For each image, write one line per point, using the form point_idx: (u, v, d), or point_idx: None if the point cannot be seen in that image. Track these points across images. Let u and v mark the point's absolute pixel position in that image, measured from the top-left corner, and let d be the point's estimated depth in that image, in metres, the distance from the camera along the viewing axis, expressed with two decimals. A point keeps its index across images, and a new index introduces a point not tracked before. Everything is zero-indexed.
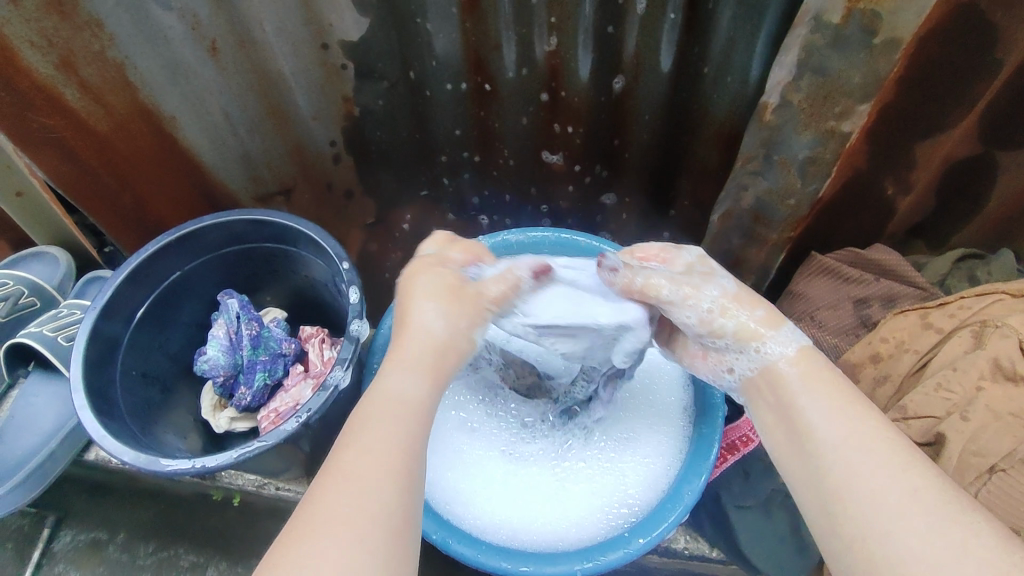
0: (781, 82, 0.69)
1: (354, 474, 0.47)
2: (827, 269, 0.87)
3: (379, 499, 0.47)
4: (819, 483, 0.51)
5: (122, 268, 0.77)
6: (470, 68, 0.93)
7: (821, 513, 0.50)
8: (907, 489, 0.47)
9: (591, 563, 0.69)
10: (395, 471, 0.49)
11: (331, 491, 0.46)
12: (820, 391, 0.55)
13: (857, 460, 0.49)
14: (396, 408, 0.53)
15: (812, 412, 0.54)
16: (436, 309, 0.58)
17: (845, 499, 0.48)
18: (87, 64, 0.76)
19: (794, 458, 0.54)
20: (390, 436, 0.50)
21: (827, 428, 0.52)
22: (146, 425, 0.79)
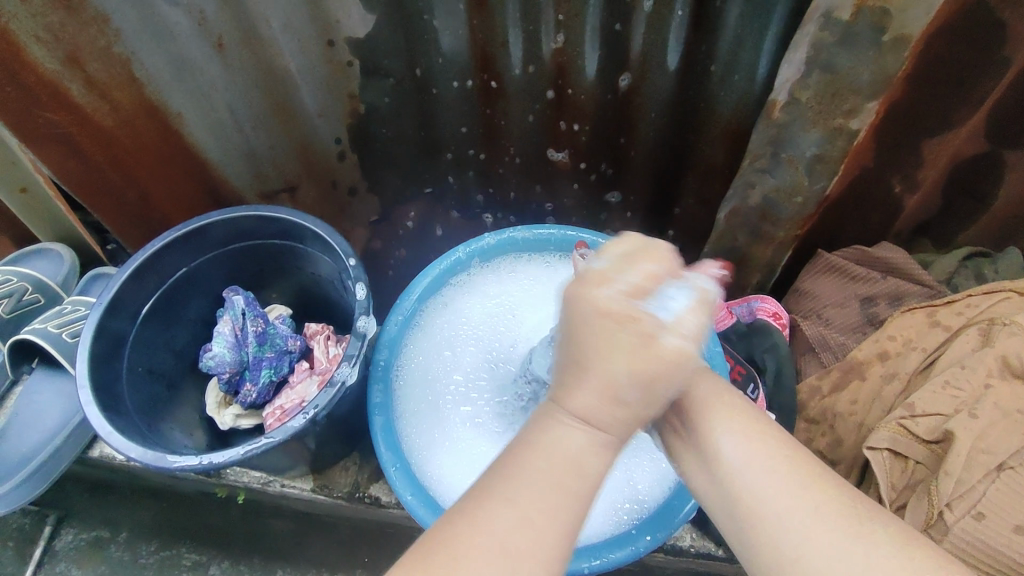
0: (789, 80, 0.69)
1: (505, 542, 0.40)
2: (834, 267, 0.88)
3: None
4: (733, 512, 0.47)
5: (128, 264, 0.77)
6: (476, 65, 0.93)
7: (741, 545, 0.46)
8: (811, 510, 0.43)
9: (599, 561, 0.69)
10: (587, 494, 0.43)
11: (473, 549, 0.39)
12: (719, 408, 0.51)
13: (764, 482, 0.46)
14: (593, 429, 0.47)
15: (714, 433, 0.49)
16: (623, 363, 0.42)
17: (753, 517, 0.45)
18: (94, 60, 0.75)
19: (704, 483, 0.50)
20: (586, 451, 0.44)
21: (733, 450, 0.48)
22: (152, 422, 0.79)
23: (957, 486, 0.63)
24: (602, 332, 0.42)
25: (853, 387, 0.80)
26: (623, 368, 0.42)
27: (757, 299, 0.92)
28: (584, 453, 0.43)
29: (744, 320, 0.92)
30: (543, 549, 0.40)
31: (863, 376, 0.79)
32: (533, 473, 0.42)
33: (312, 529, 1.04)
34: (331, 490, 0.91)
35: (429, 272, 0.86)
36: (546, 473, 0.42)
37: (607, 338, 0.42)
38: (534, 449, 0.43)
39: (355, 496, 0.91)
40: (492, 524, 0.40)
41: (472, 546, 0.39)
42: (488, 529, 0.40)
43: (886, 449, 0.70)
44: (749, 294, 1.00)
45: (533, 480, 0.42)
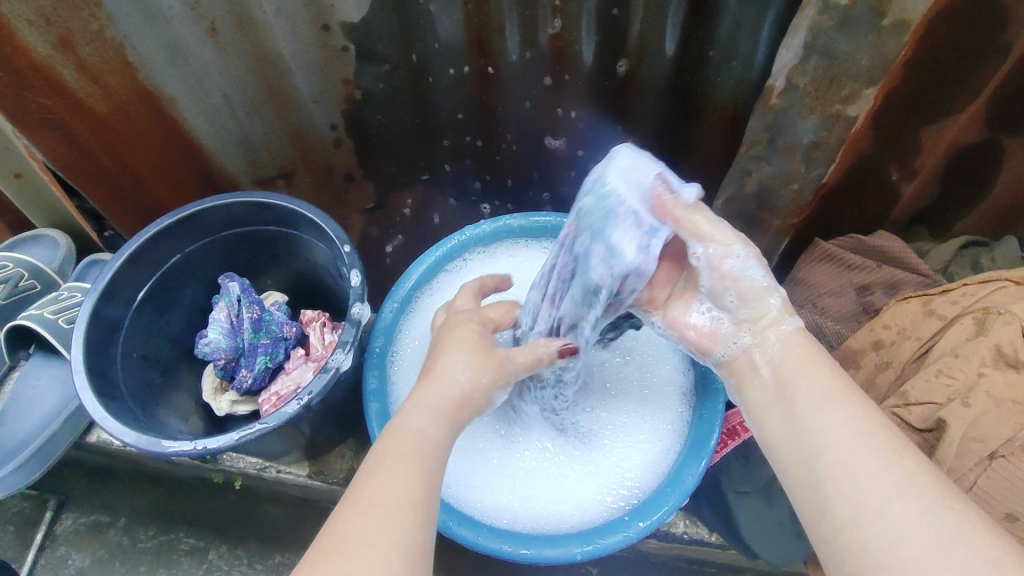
0: (787, 65, 0.69)
1: (375, 496, 0.46)
2: (830, 256, 0.88)
3: (401, 527, 0.45)
4: (813, 468, 0.52)
5: (122, 249, 0.77)
6: (473, 50, 0.92)
7: (812, 494, 0.51)
8: (902, 475, 0.47)
9: (591, 546, 0.69)
10: (422, 502, 0.47)
11: (353, 510, 0.45)
12: (816, 379, 0.56)
13: (858, 442, 0.50)
14: (416, 439, 0.52)
15: (805, 400, 0.55)
16: (467, 357, 0.60)
17: (841, 477, 0.49)
18: (86, 43, 0.75)
19: (785, 436, 0.55)
20: (409, 461, 0.50)
21: (827, 410, 0.53)
22: (148, 407, 0.80)
23: (949, 474, 0.64)
24: (443, 341, 0.62)
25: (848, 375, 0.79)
26: (458, 361, 0.59)
27: None
28: (429, 426, 0.54)
29: None
30: (407, 497, 0.47)
31: (858, 364, 0.79)
32: (379, 473, 0.48)
33: (311, 513, 1.06)
34: (326, 477, 0.92)
35: (425, 259, 0.86)
36: (404, 445, 0.51)
37: (461, 339, 0.62)
38: (391, 433, 0.53)
39: (352, 482, 0.92)
40: (365, 489, 0.47)
41: (351, 507, 0.46)
42: (360, 493, 0.47)
43: None
44: None
45: (396, 453, 0.50)
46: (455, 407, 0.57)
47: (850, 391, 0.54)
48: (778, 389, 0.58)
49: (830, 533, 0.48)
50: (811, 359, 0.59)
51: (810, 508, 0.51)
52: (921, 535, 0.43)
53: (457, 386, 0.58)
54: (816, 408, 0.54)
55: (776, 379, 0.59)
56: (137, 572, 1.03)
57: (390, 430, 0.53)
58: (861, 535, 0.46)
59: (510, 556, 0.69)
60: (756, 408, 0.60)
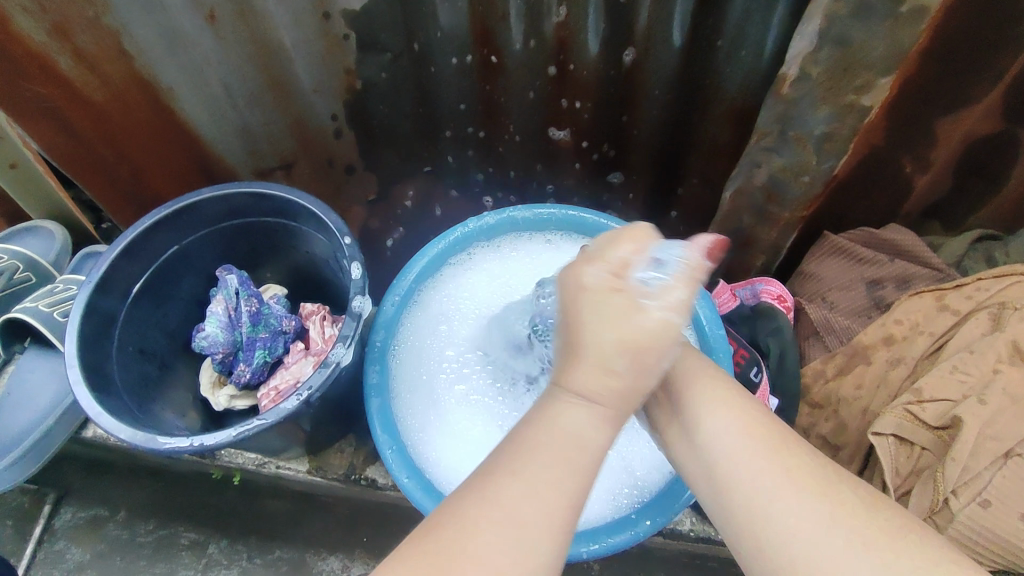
0: (801, 53, 0.66)
1: (514, 508, 0.43)
2: (840, 249, 0.86)
3: (535, 547, 0.42)
4: (710, 475, 0.51)
5: (118, 241, 0.75)
6: (476, 39, 0.90)
7: (715, 503, 0.50)
8: (783, 475, 0.47)
9: (597, 546, 0.68)
10: (564, 521, 0.44)
11: (483, 515, 0.42)
12: (694, 374, 0.56)
13: (743, 447, 0.49)
14: (572, 445, 0.45)
15: (687, 399, 0.54)
16: (632, 328, 0.45)
17: (735, 485, 0.48)
18: (82, 31, 0.73)
19: (681, 446, 0.54)
20: (560, 472, 0.44)
21: (709, 412, 0.52)
22: (144, 401, 0.78)
23: (963, 472, 0.63)
24: (590, 313, 0.46)
25: (858, 371, 0.78)
26: (615, 334, 0.45)
27: (762, 281, 0.88)
28: (585, 429, 0.46)
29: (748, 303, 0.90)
30: (550, 516, 0.43)
31: (869, 360, 0.78)
32: (522, 480, 0.44)
33: (311, 510, 1.04)
34: (325, 472, 0.91)
35: (427, 252, 0.84)
36: (552, 447, 0.45)
37: (611, 301, 0.46)
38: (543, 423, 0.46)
39: (352, 478, 0.91)
40: (500, 492, 0.43)
41: (484, 516, 0.43)
42: (496, 498, 0.43)
43: (891, 435, 0.69)
44: (753, 275, 0.98)
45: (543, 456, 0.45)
46: (619, 396, 0.47)
47: (726, 389, 0.54)
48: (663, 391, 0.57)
49: (738, 541, 0.48)
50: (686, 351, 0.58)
51: (716, 516, 0.50)
52: (811, 539, 0.44)
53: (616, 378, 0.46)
54: (701, 412, 0.53)
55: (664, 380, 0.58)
56: (137, 567, 1.02)
57: (548, 424, 0.46)
58: (761, 540, 0.46)
59: None
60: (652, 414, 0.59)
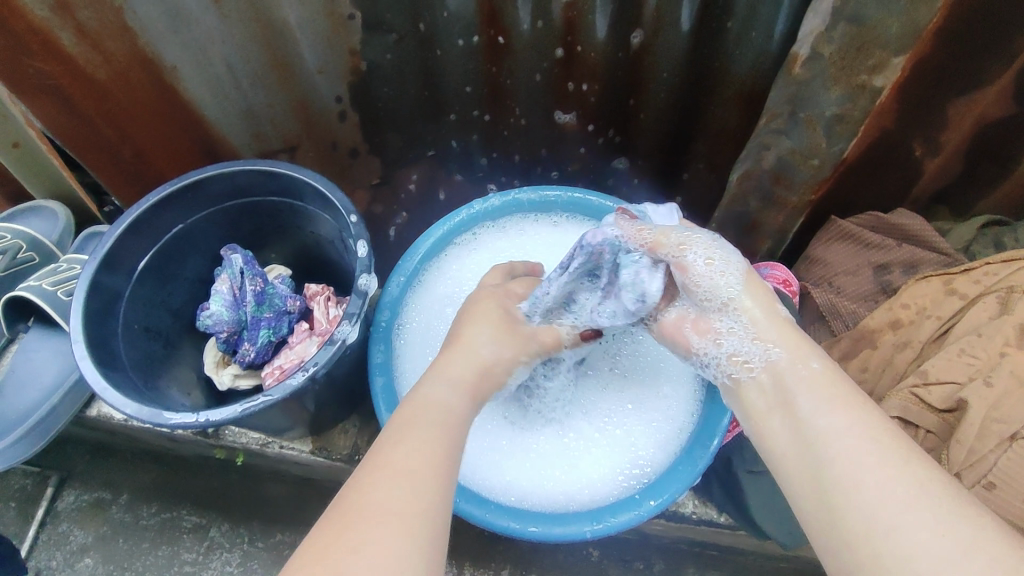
0: (813, 32, 0.65)
1: (404, 465, 0.47)
2: (846, 233, 0.86)
3: (431, 500, 0.46)
4: (818, 476, 0.49)
5: (122, 218, 0.75)
6: (483, 20, 0.89)
7: (817, 503, 0.48)
8: (909, 487, 0.45)
9: (601, 525, 0.68)
10: (442, 472, 0.49)
11: (378, 474, 0.47)
12: (825, 389, 0.53)
13: (860, 452, 0.48)
14: (442, 413, 0.54)
15: (807, 406, 0.53)
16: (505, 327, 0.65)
17: (847, 490, 0.47)
18: (83, 6, 0.72)
19: (786, 446, 0.53)
20: (437, 433, 0.52)
21: (824, 419, 0.51)
22: (149, 380, 0.78)
23: (968, 454, 0.63)
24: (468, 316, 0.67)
25: (864, 355, 0.78)
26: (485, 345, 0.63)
27: (767, 266, 0.88)
28: (449, 397, 0.56)
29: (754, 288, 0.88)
30: (433, 470, 0.48)
31: (875, 344, 0.77)
32: (414, 431, 0.51)
33: (312, 491, 1.05)
34: (329, 452, 0.90)
35: (433, 232, 0.84)
36: (427, 419, 0.53)
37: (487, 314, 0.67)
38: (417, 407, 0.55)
39: (355, 459, 0.91)
40: (392, 460, 0.48)
41: (375, 473, 0.47)
42: (386, 461, 0.48)
43: (897, 418, 0.69)
44: (760, 261, 0.98)
45: (422, 426, 0.52)
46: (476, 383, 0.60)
47: (846, 397, 0.52)
48: (779, 397, 0.55)
49: (837, 543, 0.46)
50: (806, 365, 0.55)
51: (814, 514, 0.49)
52: (934, 553, 0.41)
53: (481, 359, 0.62)
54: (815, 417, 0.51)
55: (777, 386, 0.56)
56: (140, 549, 1.03)
57: (416, 399, 0.55)
58: (876, 549, 0.43)
59: (518, 534, 0.68)
60: (758, 417, 0.58)
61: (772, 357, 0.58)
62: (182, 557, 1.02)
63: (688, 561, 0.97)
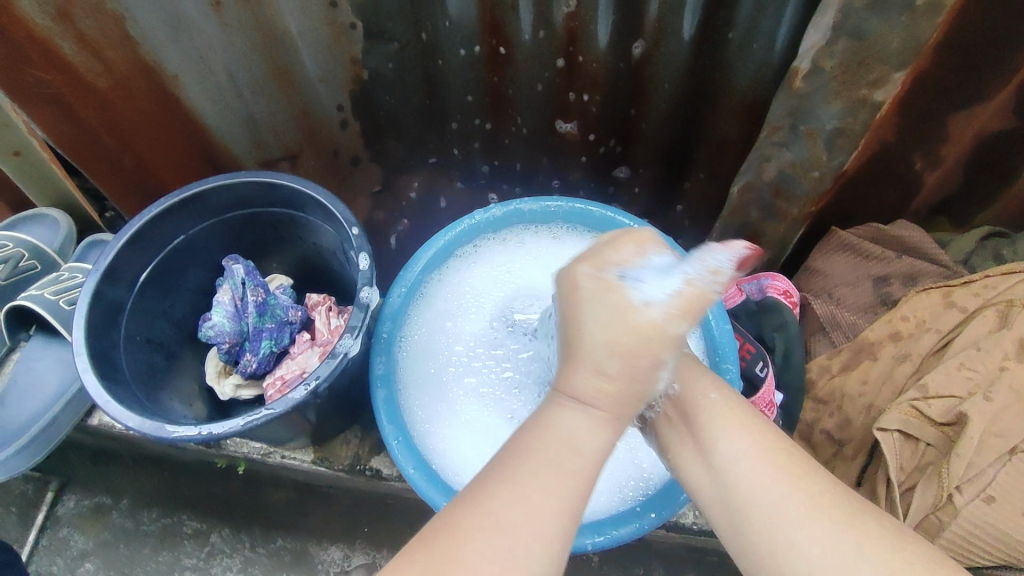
0: (814, 47, 0.66)
1: (505, 517, 0.42)
2: (846, 245, 0.86)
3: (527, 562, 0.42)
4: (729, 503, 0.50)
5: (125, 229, 0.75)
6: (485, 30, 0.89)
7: (732, 531, 0.50)
8: (804, 502, 0.47)
9: (601, 538, 0.69)
10: (554, 529, 0.43)
11: (472, 523, 0.42)
12: (728, 416, 0.54)
13: (762, 474, 0.49)
14: (569, 453, 0.45)
15: (714, 430, 0.53)
16: (617, 305, 0.45)
17: (754, 512, 0.48)
18: (85, 16, 0.72)
19: (699, 472, 0.53)
20: (558, 483, 0.44)
21: (728, 442, 0.52)
22: (151, 391, 0.78)
23: (967, 468, 0.64)
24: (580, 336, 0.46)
25: (864, 367, 0.78)
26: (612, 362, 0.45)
27: (768, 276, 0.88)
28: (582, 434, 0.46)
29: (753, 299, 0.88)
30: (541, 526, 0.43)
31: (875, 356, 0.78)
32: (527, 473, 0.44)
33: (312, 497, 1.05)
34: (331, 463, 0.91)
35: (435, 243, 0.84)
36: (547, 454, 0.45)
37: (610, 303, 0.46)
38: (542, 434, 0.46)
39: (357, 469, 0.91)
40: (492, 504, 0.43)
41: (472, 520, 0.43)
42: (487, 510, 0.43)
43: (897, 431, 0.69)
44: (760, 271, 0.98)
45: (540, 466, 0.44)
46: (611, 404, 0.46)
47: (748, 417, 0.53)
48: (686, 424, 0.55)
49: (759, 570, 0.47)
50: (706, 395, 0.56)
51: (732, 541, 0.50)
52: (829, 569, 0.44)
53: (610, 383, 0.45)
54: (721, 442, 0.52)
55: (684, 417, 0.56)
56: (140, 555, 1.03)
57: (546, 429, 0.46)
58: (782, 569, 0.46)
59: None
60: (669, 447, 0.57)
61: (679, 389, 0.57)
62: (183, 562, 1.03)
63: (687, 567, 0.98)
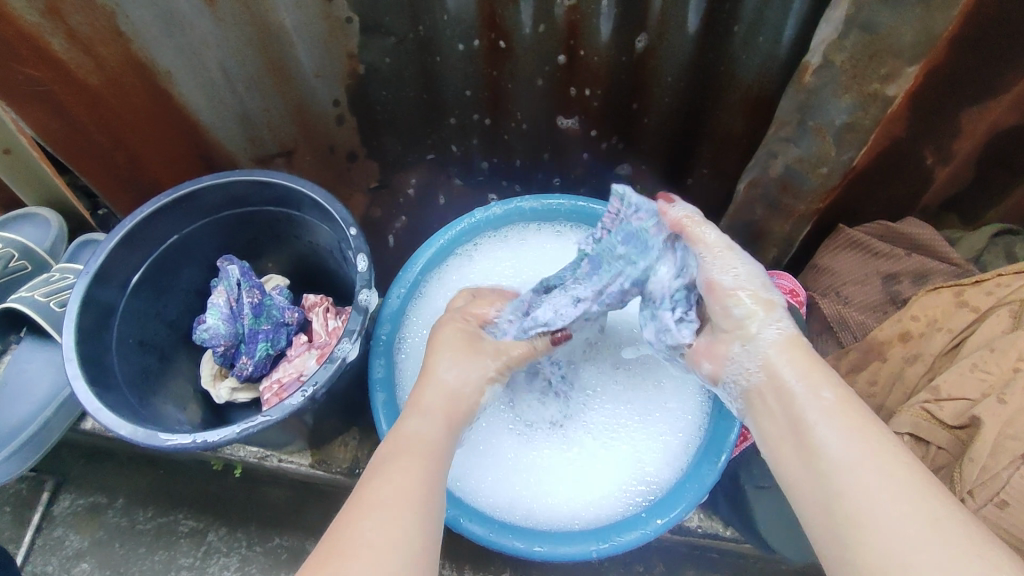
0: (825, 40, 0.64)
1: (374, 497, 0.48)
2: (855, 243, 0.85)
3: (403, 528, 0.47)
4: (832, 509, 0.47)
5: (116, 230, 0.73)
6: (484, 23, 0.87)
7: (830, 539, 0.47)
8: (925, 522, 0.43)
9: (607, 545, 0.67)
10: (415, 499, 0.49)
11: (352, 513, 0.47)
12: (839, 419, 0.51)
13: (876, 485, 0.46)
14: (414, 441, 0.56)
15: (824, 435, 0.50)
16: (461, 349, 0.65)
17: (864, 525, 0.45)
18: (75, 11, 0.70)
19: (799, 473, 0.51)
20: (406, 464, 0.52)
21: (844, 449, 0.49)
22: (144, 395, 0.76)
23: (981, 472, 0.62)
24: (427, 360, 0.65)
25: (873, 367, 0.76)
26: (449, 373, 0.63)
27: (775, 274, 0.86)
28: (425, 430, 0.57)
29: None
30: (404, 494, 0.49)
31: (884, 357, 0.76)
32: (391, 457, 0.53)
33: (311, 495, 1.04)
34: (329, 466, 0.89)
35: (433, 243, 0.82)
36: (402, 449, 0.54)
37: (450, 341, 0.66)
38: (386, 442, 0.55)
39: (356, 472, 0.89)
40: (363, 494, 0.49)
41: (350, 512, 0.47)
42: (358, 498, 0.48)
43: (908, 434, 0.69)
44: (766, 268, 0.96)
45: (390, 457, 0.53)
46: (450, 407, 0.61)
47: (864, 422, 0.50)
48: (792, 423, 0.53)
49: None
50: (819, 393, 0.53)
51: (828, 546, 0.47)
52: None
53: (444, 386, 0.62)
54: (835, 446, 0.49)
55: (789, 409, 0.54)
56: (136, 554, 1.01)
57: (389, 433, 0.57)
58: None
59: (523, 554, 0.67)
60: (770, 440, 0.55)
61: (783, 354, 0.56)
62: (179, 561, 1.01)
63: (690, 562, 0.96)
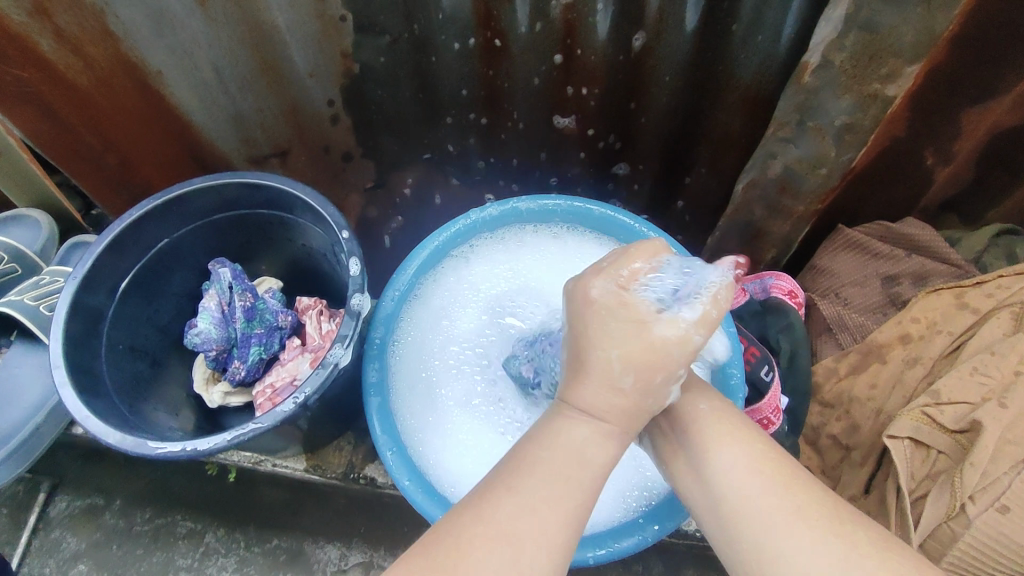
0: (824, 40, 0.63)
1: (508, 525, 0.43)
2: (855, 244, 0.83)
3: (530, 568, 0.42)
4: (719, 510, 0.49)
5: (105, 233, 0.72)
6: (479, 22, 0.86)
7: (721, 540, 0.48)
8: (794, 514, 0.45)
9: (603, 551, 0.67)
10: (555, 536, 0.44)
11: (476, 532, 0.43)
12: (718, 426, 0.52)
13: (753, 484, 0.48)
14: (577, 463, 0.46)
15: (703, 443, 0.51)
16: (639, 341, 0.46)
17: (745, 525, 0.47)
18: (64, 10, 0.68)
19: (688, 480, 0.52)
20: (559, 492, 0.45)
21: (722, 453, 0.50)
22: (134, 401, 0.75)
23: (981, 478, 0.62)
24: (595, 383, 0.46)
25: (873, 370, 0.76)
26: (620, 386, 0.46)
27: (772, 275, 0.85)
28: (587, 444, 0.47)
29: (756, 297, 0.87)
30: (545, 533, 0.43)
31: (884, 359, 0.76)
32: (540, 462, 0.46)
33: (308, 496, 1.03)
34: (323, 471, 0.89)
35: (428, 245, 0.81)
36: (558, 460, 0.46)
37: (603, 339, 0.47)
38: (547, 437, 0.47)
39: (350, 477, 0.88)
40: (494, 512, 0.44)
41: (476, 529, 0.43)
42: (489, 515, 0.44)
43: (908, 437, 0.67)
44: (764, 268, 0.96)
45: (541, 469, 0.46)
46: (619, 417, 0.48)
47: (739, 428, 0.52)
48: (677, 439, 0.54)
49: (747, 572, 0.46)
50: (696, 406, 0.54)
51: (721, 546, 0.49)
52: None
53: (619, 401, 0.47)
54: (716, 452, 0.50)
55: (674, 427, 0.54)
56: (134, 556, 1.00)
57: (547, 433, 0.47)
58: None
59: None
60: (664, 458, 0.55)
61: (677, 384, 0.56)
62: (176, 562, 1.00)
63: (690, 563, 0.96)
